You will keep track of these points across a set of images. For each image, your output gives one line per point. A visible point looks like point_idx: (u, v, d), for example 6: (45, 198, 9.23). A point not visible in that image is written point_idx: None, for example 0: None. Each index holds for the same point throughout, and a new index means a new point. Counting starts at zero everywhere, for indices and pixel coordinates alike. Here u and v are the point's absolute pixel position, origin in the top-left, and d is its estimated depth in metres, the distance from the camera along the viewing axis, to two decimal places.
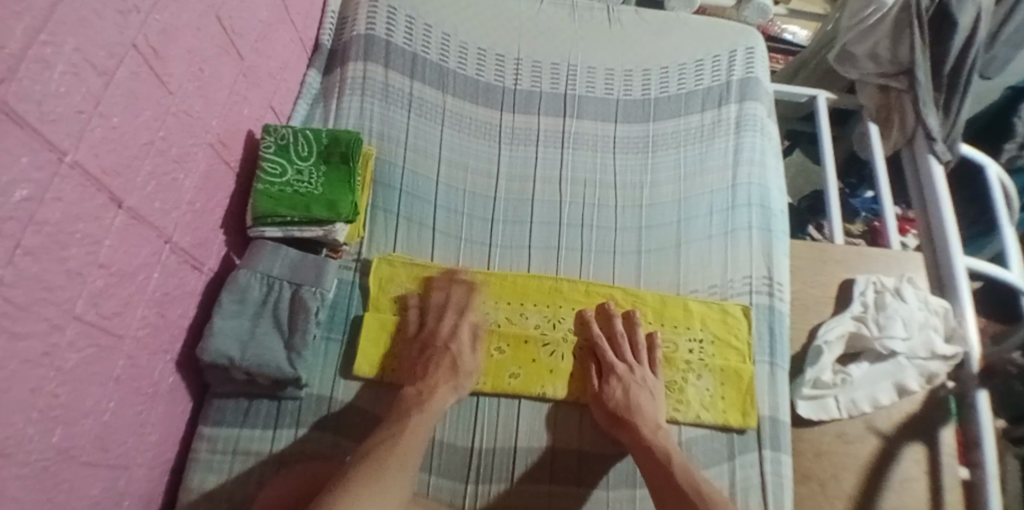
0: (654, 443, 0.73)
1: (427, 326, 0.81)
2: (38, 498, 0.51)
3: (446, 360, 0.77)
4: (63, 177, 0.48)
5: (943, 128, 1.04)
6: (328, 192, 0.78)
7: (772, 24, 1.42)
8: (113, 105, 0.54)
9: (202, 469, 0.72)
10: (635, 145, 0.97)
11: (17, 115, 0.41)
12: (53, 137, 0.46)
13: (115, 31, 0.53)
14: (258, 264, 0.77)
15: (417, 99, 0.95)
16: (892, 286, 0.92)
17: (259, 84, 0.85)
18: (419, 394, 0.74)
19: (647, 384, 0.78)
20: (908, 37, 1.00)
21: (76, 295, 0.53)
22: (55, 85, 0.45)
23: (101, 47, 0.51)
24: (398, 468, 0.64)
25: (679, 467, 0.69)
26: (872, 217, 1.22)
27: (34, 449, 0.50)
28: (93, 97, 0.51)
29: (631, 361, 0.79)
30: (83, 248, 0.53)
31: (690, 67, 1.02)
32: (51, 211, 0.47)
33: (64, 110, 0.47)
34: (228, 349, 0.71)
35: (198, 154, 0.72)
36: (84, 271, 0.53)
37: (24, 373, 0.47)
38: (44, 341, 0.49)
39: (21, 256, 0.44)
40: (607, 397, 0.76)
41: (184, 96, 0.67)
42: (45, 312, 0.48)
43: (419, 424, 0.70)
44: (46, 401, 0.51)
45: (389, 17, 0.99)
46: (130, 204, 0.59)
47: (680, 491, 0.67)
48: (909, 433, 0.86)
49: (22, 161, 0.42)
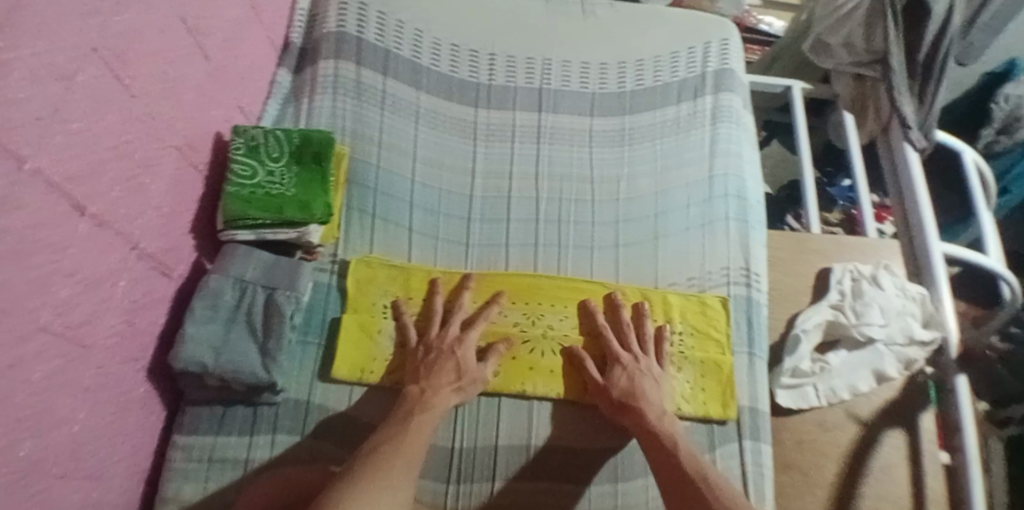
0: (660, 429, 0.72)
1: (432, 335, 0.79)
2: None
3: (450, 363, 0.75)
4: (24, 185, 0.47)
5: (919, 115, 1.05)
6: (300, 193, 0.77)
7: (748, 15, 1.42)
8: (73, 110, 0.52)
9: (178, 478, 0.71)
10: (611, 139, 0.97)
11: None
12: (13, 144, 0.44)
13: (75, 34, 0.51)
14: (230, 269, 0.76)
15: (390, 97, 0.94)
16: (869, 273, 0.92)
17: (227, 85, 0.83)
18: (422, 391, 0.73)
19: (650, 373, 0.78)
20: (881, 24, 1.01)
21: (41, 306, 0.51)
22: (14, 91, 0.44)
23: (60, 51, 0.49)
24: (404, 468, 0.62)
25: (686, 454, 0.69)
26: (849, 205, 1.24)
27: (2, 465, 0.48)
28: (53, 102, 0.49)
29: (637, 351, 0.79)
30: (47, 257, 0.51)
31: (664, 59, 1.02)
32: (13, 220, 0.46)
33: (24, 116, 0.45)
34: (200, 357, 0.70)
35: (165, 158, 0.70)
36: (49, 280, 0.52)
37: None
38: (11, 353, 0.48)
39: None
40: (611, 385, 0.76)
41: (148, 99, 0.65)
42: (11, 324, 0.47)
43: (423, 422, 0.69)
44: (14, 415, 0.49)
45: (359, 13, 0.98)
46: (94, 210, 0.58)
47: (687, 479, 0.66)
48: (888, 420, 0.87)
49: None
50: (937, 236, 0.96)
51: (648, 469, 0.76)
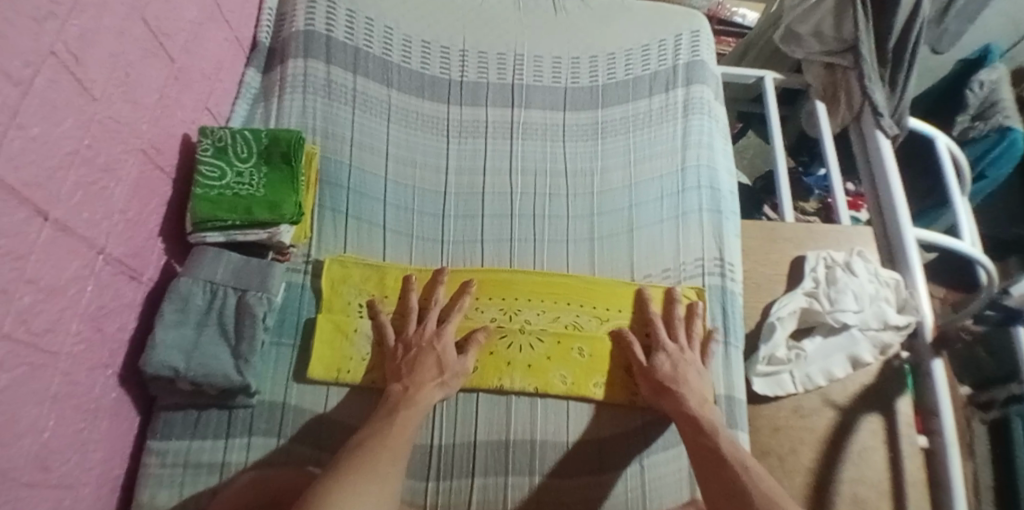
0: (699, 413, 0.71)
1: (410, 331, 0.78)
2: None
3: (432, 357, 0.75)
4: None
5: (890, 103, 1.06)
6: (269, 193, 0.77)
7: (722, 8, 1.44)
8: (31, 115, 0.52)
9: (152, 484, 0.70)
10: (585, 133, 0.97)
11: None
12: None
13: (29, 39, 0.50)
14: (199, 272, 0.75)
15: (361, 95, 0.94)
16: (842, 260, 0.93)
17: (191, 86, 0.82)
18: (404, 389, 0.72)
19: (695, 365, 0.78)
20: (850, 13, 1.01)
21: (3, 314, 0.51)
22: None
23: (16, 56, 0.49)
24: (390, 459, 0.62)
25: (725, 438, 0.68)
26: (824, 195, 1.31)
27: None
28: (10, 108, 0.48)
29: (682, 343, 0.80)
30: (7, 264, 0.51)
31: (635, 52, 1.02)
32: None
33: None
34: (171, 360, 0.69)
35: (128, 161, 0.69)
36: (10, 288, 0.51)
37: None
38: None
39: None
40: (654, 368, 0.76)
41: (109, 102, 0.64)
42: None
43: (408, 417, 0.69)
44: None
45: (328, 12, 0.97)
46: (56, 215, 0.57)
47: (720, 457, 0.65)
48: (865, 405, 0.87)
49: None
50: (910, 221, 0.96)
51: (627, 459, 0.77)
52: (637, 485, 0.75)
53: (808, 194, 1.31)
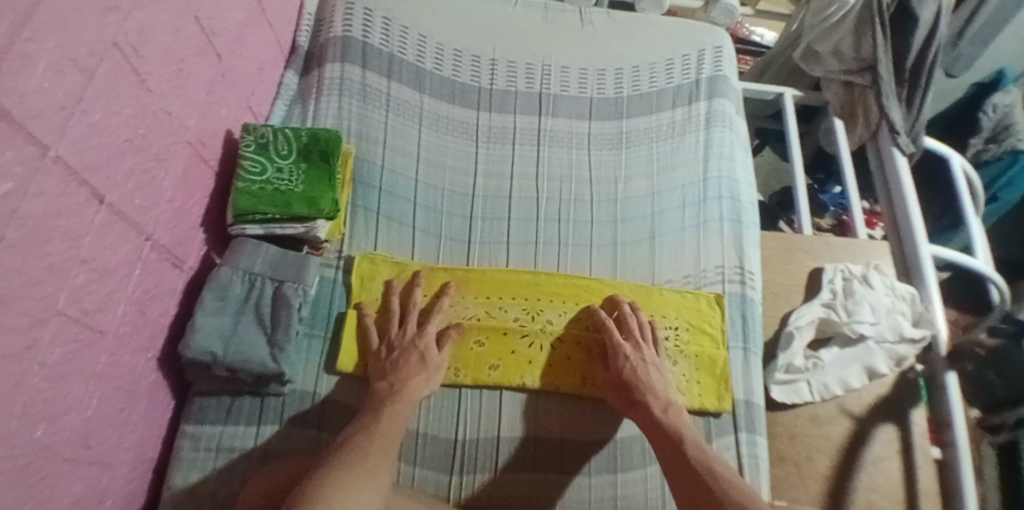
0: (666, 422, 0.72)
1: (392, 333, 0.79)
2: (19, 494, 0.51)
3: (414, 356, 0.76)
4: (45, 172, 0.49)
5: (907, 122, 1.09)
6: (308, 189, 0.80)
7: (741, 27, 1.49)
8: (93, 103, 0.55)
9: (185, 467, 0.72)
10: (609, 142, 1.00)
11: (2, 108, 0.42)
12: (36, 131, 0.47)
13: (95, 29, 0.54)
14: (239, 262, 0.78)
15: (395, 99, 0.97)
16: (860, 273, 0.95)
17: (235, 84, 0.86)
18: (390, 386, 0.73)
19: (653, 361, 0.79)
20: (870, 33, 1.05)
21: (57, 291, 0.53)
22: (38, 81, 0.46)
23: (82, 44, 0.52)
24: (378, 452, 0.64)
25: (690, 439, 0.70)
26: (841, 212, 1.30)
27: (17, 444, 0.50)
28: (75, 94, 0.52)
29: (637, 340, 0.80)
30: (64, 243, 0.53)
31: (660, 66, 1.05)
32: (32, 205, 0.48)
33: (46, 105, 0.48)
34: (210, 346, 0.71)
35: (177, 152, 0.72)
36: (65, 267, 0.54)
37: (7, 367, 0.47)
38: (27, 335, 0.49)
39: (4, 249, 0.45)
40: (613, 375, 0.78)
41: (162, 95, 0.68)
42: (26, 306, 0.49)
43: (395, 412, 0.70)
44: (28, 396, 0.51)
45: (365, 19, 1.01)
46: (111, 200, 0.60)
47: (688, 465, 0.67)
48: (881, 415, 0.88)
49: (4, 154, 0.43)
50: (927, 239, 0.98)
51: (647, 459, 0.78)
52: (658, 486, 0.77)
53: (823, 210, 1.32)
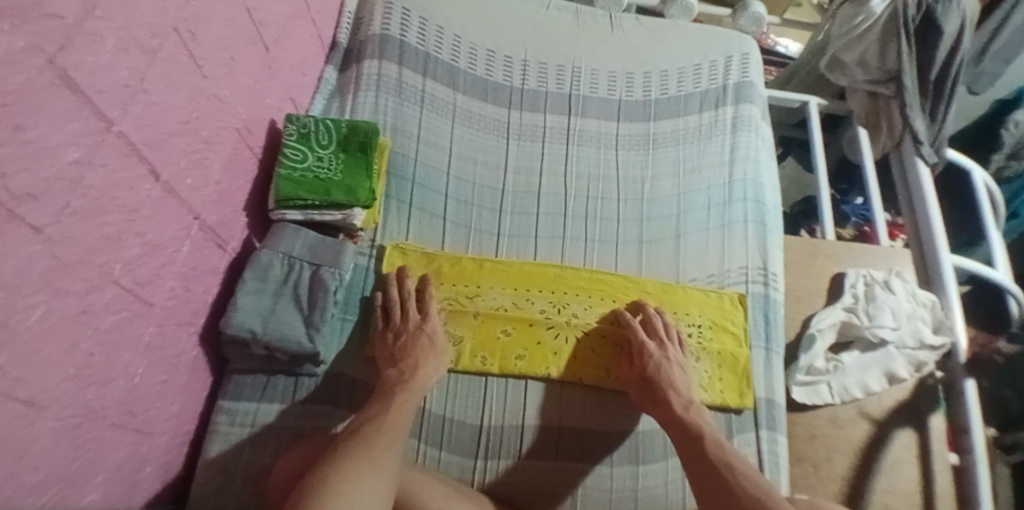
0: (687, 419, 0.74)
1: (395, 321, 0.80)
2: (68, 454, 0.53)
3: (423, 339, 0.78)
4: (108, 145, 0.52)
5: (930, 133, 1.11)
6: (346, 178, 0.83)
7: (766, 38, 1.52)
8: (154, 84, 0.58)
9: (221, 440, 0.75)
10: (636, 143, 1.02)
11: (70, 81, 0.45)
12: (101, 106, 0.50)
13: (158, 14, 0.57)
14: (279, 245, 0.81)
15: (428, 96, 1.01)
16: (881, 278, 0.96)
17: (280, 76, 0.89)
18: (401, 373, 0.75)
19: (677, 360, 0.80)
20: (895, 44, 1.06)
21: (113, 260, 0.55)
22: (104, 58, 0.49)
23: (146, 27, 0.55)
24: (385, 442, 0.64)
25: (710, 436, 0.72)
26: (863, 222, 1.31)
27: (68, 404, 0.52)
28: (138, 73, 0.55)
29: (662, 340, 0.81)
30: (121, 215, 0.56)
31: (688, 70, 1.08)
32: (95, 175, 0.50)
33: (111, 82, 0.51)
34: (250, 323, 0.74)
35: (225, 137, 0.75)
36: (121, 237, 0.56)
37: (63, 328, 0.49)
38: (83, 300, 0.52)
39: (68, 216, 0.47)
40: (637, 369, 0.80)
41: (215, 81, 0.71)
42: (84, 272, 0.51)
43: (405, 401, 0.71)
44: (82, 359, 0.53)
45: (403, 18, 1.05)
46: (165, 178, 0.63)
47: (710, 463, 0.69)
48: (899, 420, 0.89)
49: (71, 125, 0.46)
50: (948, 249, 1.00)
51: (668, 452, 0.80)
52: (677, 480, 0.78)
53: (845, 220, 1.32)
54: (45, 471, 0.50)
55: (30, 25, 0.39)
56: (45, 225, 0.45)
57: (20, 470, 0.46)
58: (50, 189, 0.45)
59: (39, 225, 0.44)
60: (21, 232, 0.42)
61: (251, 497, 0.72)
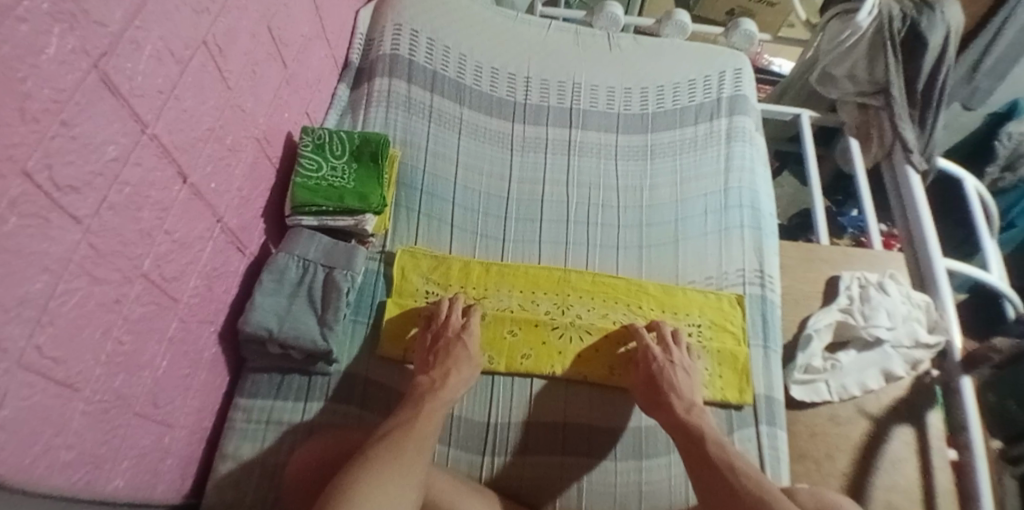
0: (690, 421, 0.76)
1: (438, 325, 0.83)
2: (97, 437, 0.56)
3: (462, 345, 0.80)
4: (143, 146, 0.56)
5: (920, 142, 1.15)
6: (359, 185, 0.87)
7: (760, 58, 1.59)
8: (184, 92, 0.63)
9: (237, 435, 0.77)
10: (635, 153, 1.06)
11: (113, 85, 0.50)
12: (138, 109, 0.54)
13: (190, 28, 0.62)
14: (295, 249, 0.85)
15: (436, 111, 1.06)
16: (875, 280, 0.99)
17: (297, 91, 0.95)
18: (433, 381, 0.76)
19: (683, 364, 0.82)
20: (882, 58, 1.11)
21: (143, 254, 0.59)
22: (143, 65, 0.54)
23: (179, 40, 0.60)
24: (416, 449, 0.65)
25: (712, 437, 0.73)
26: (859, 234, 1.33)
27: (99, 389, 0.55)
28: (171, 81, 0.60)
29: (668, 344, 0.84)
30: (152, 213, 0.60)
31: (683, 85, 1.13)
32: (131, 173, 0.55)
33: (148, 88, 0.56)
34: (267, 322, 0.78)
35: (247, 145, 0.80)
36: (152, 233, 0.60)
37: (98, 315, 0.53)
38: (116, 290, 0.55)
39: (106, 210, 0.52)
40: (642, 370, 0.82)
41: (239, 93, 0.76)
42: (118, 263, 0.55)
43: (433, 409, 0.72)
44: (113, 346, 0.56)
45: (411, 39, 1.11)
46: (193, 180, 0.67)
47: (711, 462, 0.70)
48: (898, 417, 0.90)
49: (112, 125, 0.51)
50: (941, 252, 1.01)
51: (670, 447, 0.81)
52: (680, 475, 0.79)
53: (841, 232, 1.36)
54: (75, 452, 0.53)
55: (79, 30, 0.44)
56: (84, 217, 0.49)
57: (53, 446, 0.49)
58: (91, 182, 0.49)
59: (79, 216, 0.48)
60: (63, 221, 0.46)
61: (268, 490, 0.74)
